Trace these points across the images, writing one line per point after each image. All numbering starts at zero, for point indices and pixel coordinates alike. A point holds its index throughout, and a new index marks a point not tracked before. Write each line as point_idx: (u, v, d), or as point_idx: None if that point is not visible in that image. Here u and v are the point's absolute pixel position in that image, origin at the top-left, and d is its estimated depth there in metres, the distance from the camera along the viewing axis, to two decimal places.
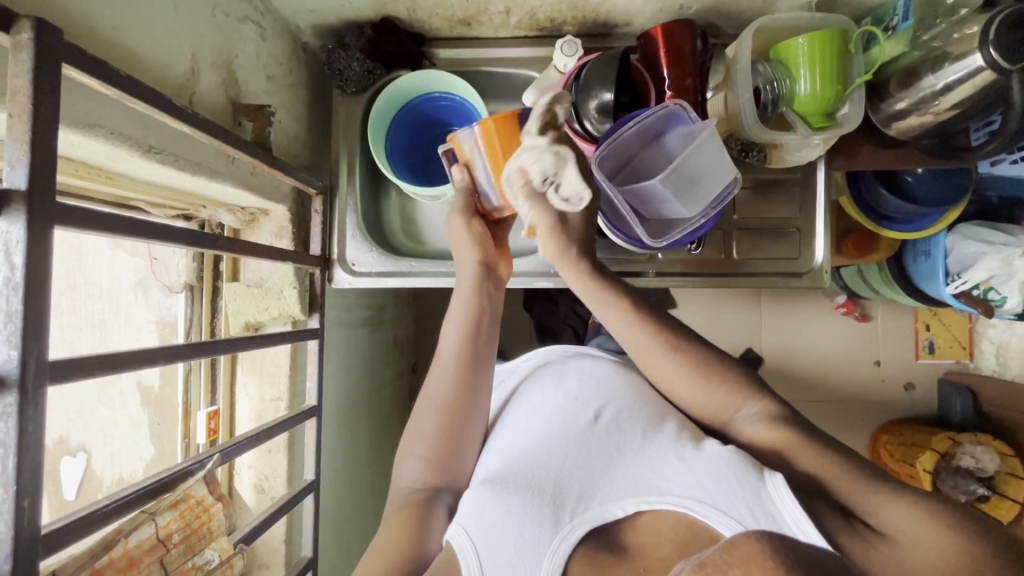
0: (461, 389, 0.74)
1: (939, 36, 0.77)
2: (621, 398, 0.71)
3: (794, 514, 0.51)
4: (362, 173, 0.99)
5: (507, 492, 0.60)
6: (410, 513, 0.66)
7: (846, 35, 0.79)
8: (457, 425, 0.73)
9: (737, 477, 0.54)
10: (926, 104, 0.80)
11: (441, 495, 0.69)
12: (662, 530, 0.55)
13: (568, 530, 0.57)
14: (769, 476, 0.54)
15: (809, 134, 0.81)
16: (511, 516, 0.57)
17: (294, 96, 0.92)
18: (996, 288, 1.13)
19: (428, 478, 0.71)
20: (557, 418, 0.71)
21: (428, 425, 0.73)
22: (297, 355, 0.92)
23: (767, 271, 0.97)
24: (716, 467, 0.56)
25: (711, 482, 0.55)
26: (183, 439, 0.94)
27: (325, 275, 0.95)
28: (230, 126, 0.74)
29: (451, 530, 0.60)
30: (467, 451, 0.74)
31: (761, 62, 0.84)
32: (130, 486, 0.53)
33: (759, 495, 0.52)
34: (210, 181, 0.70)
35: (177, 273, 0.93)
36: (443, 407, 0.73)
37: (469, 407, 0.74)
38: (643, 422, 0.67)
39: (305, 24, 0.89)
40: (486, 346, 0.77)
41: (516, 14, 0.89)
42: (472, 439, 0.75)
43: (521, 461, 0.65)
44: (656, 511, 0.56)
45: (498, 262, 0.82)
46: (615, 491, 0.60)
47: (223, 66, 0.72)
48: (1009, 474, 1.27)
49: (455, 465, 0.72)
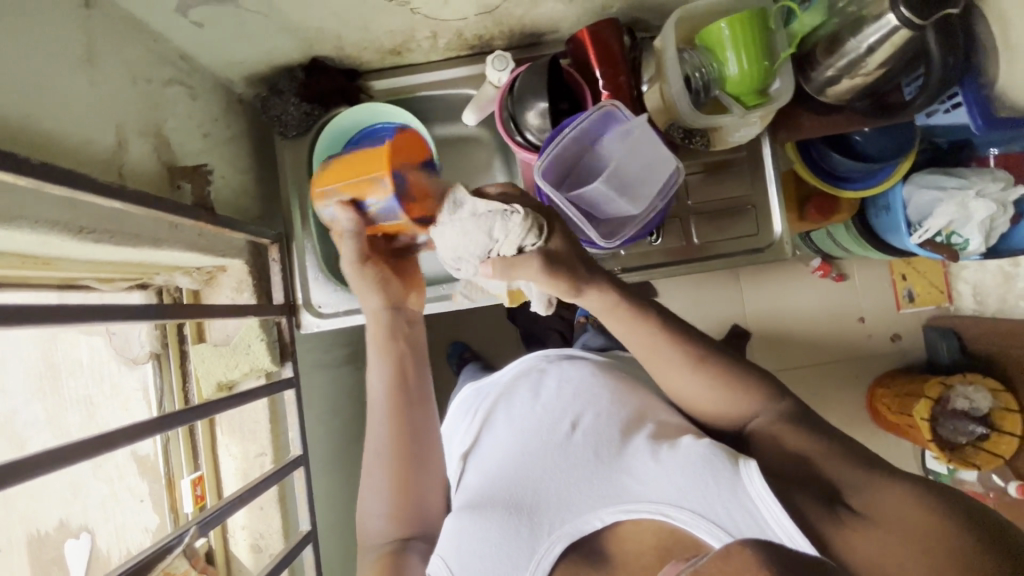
0: (402, 439, 0.75)
1: (855, 2, 0.79)
2: (601, 402, 0.70)
3: (767, 506, 0.54)
4: (316, 215, 0.98)
5: (486, 515, 0.63)
6: (381, 568, 0.67)
7: (764, 14, 0.81)
8: (411, 468, 0.74)
9: (714, 475, 0.57)
10: (855, 67, 0.81)
11: (410, 544, 0.70)
12: (645, 537, 0.58)
13: (546, 548, 0.59)
14: (745, 467, 0.56)
15: (774, 109, 0.83)
16: (490, 541, 0.61)
17: (235, 148, 0.91)
18: (957, 232, 1.17)
19: (390, 524, 0.72)
20: (535, 429, 0.70)
21: (380, 478, 0.74)
22: (276, 407, 0.91)
23: (729, 250, 0.98)
24: (690, 465, 0.58)
25: (686, 484, 0.57)
26: (171, 509, 0.91)
27: (292, 322, 0.94)
28: (168, 191, 0.72)
29: (434, 562, 0.63)
30: (428, 496, 0.74)
31: (688, 50, 0.84)
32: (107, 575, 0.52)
33: (735, 488, 0.55)
34: (154, 250, 0.69)
35: (140, 343, 0.89)
36: (391, 454, 0.74)
37: (417, 457, 0.74)
38: (622, 425, 0.67)
39: (236, 76, 0.89)
40: (416, 387, 0.78)
41: (443, 37, 0.90)
42: (428, 478, 0.75)
43: (495, 481, 0.67)
44: (636, 519, 0.59)
45: (407, 299, 0.81)
46: (590, 501, 0.61)
47: (152, 133, 0.71)
48: (1004, 409, 1.36)
49: (414, 508, 0.73)
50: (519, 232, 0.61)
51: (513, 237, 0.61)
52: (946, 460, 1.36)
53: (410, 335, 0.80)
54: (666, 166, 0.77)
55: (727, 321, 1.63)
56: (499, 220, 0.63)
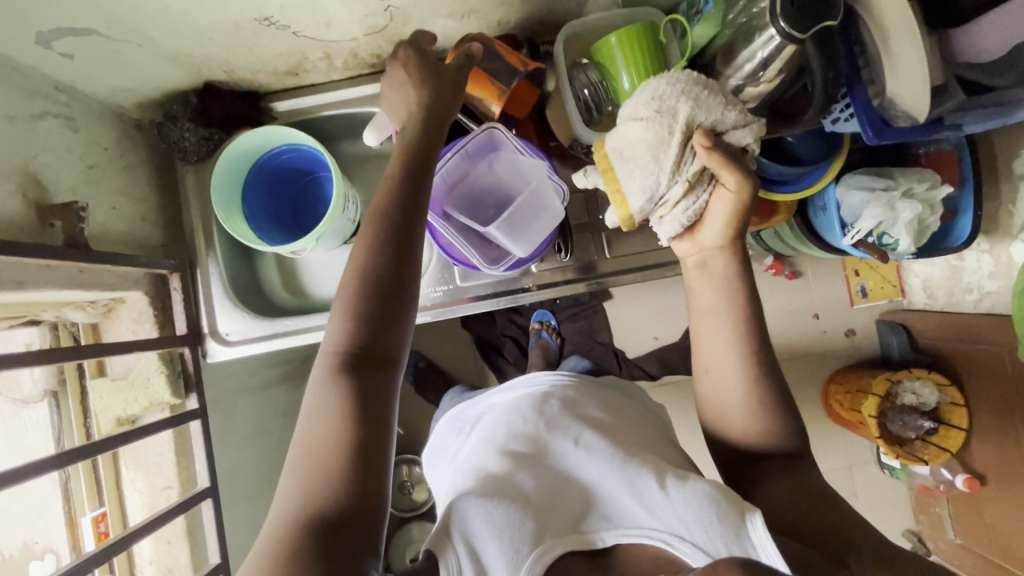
0: (388, 268, 0.61)
1: (743, 12, 0.78)
2: (597, 424, 0.74)
3: (770, 552, 0.55)
4: (223, 239, 0.97)
5: (492, 502, 0.63)
6: (340, 404, 0.57)
7: (652, 29, 0.80)
8: (387, 303, 0.60)
9: (716, 513, 0.59)
10: (755, 76, 0.80)
11: (378, 379, 0.59)
12: (642, 558, 0.61)
13: (550, 546, 0.61)
14: (751, 516, 0.58)
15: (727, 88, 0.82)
16: (499, 530, 0.61)
17: (130, 176, 0.89)
18: (887, 232, 1.18)
19: (358, 350, 0.59)
20: (540, 444, 0.73)
21: (349, 302, 0.60)
22: (183, 439, 0.90)
23: (642, 264, 0.96)
24: (695, 499, 0.61)
25: (691, 518, 0.59)
26: (72, 548, 0.89)
27: (197, 351, 0.92)
28: (38, 231, 0.71)
29: (436, 538, 0.62)
30: (399, 332, 0.61)
31: (581, 66, 0.83)
32: None
33: (739, 533, 0.57)
34: (19, 292, 0.68)
35: (33, 383, 0.85)
36: (367, 285, 0.60)
37: (401, 290, 0.61)
38: (620, 449, 0.70)
39: (126, 103, 0.87)
40: (414, 217, 0.63)
41: (338, 57, 0.88)
42: (409, 313, 0.62)
43: (504, 476, 0.68)
44: (638, 543, 0.62)
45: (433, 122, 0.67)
46: (598, 519, 0.64)
47: (15, 171, 0.69)
48: (951, 404, 1.35)
49: (388, 341, 0.60)
50: (741, 129, 0.66)
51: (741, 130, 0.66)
52: (894, 455, 1.36)
53: (420, 147, 0.66)
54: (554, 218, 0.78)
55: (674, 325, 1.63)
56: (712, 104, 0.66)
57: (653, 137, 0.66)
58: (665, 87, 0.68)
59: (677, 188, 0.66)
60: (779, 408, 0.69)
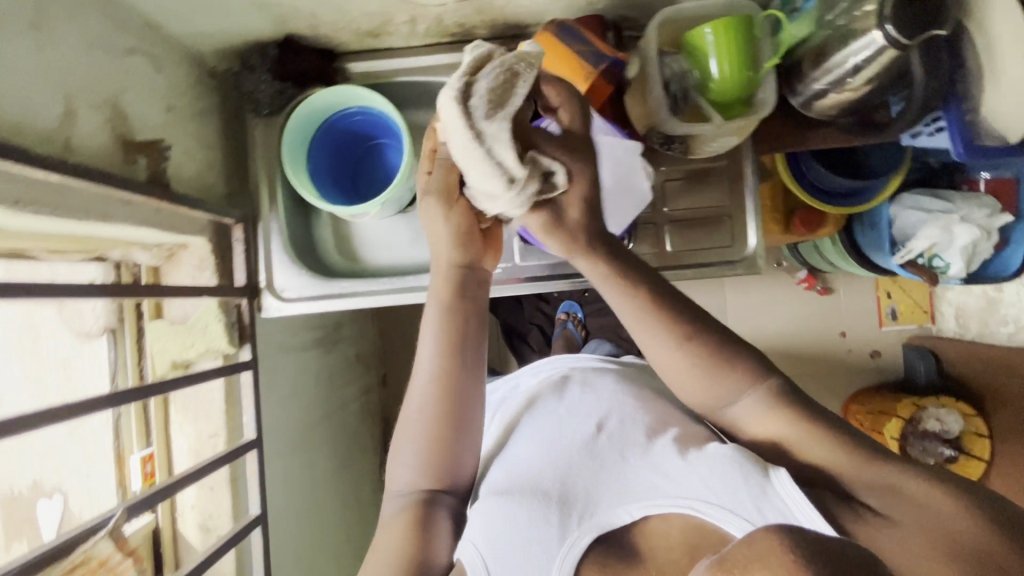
0: (448, 396, 0.66)
1: (843, 14, 0.76)
2: (621, 403, 0.71)
3: (799, 505, 0.53)
4: (286, 196, 0.96)
5: (516, 502, 0.62)
6: (410, 521, 0.64)
7: (751, 22, 0.79)
8: (449, 432, 0.66)
9: (745, 475, 0.56)
10: (842, 83, 0.79)
11: (441, 499, 0.66)
12: (671, 533, 0.58)
13: (576, 538, 0.59)
14: (775, 472, 0.55)
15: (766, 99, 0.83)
16: (518, 525, 0.60)
17: (202, 123, 0.89)
18: (939, 255, 1.19)
19: (425, 481, 0.66)
20: (557, 431, 0.69)
21: (417, 432, 0.67)
22: (232, 389, 0.90)
23: (703, 260, 0.96)
24: (716, 465, 0.58)
25: (717, 484, 0.57)
26: (118, 486, 0.86)
27: (253, 304, 0.93)
28: (124, 165, 0.71)
29: (461, 548, 0.62)
30: (461, 454, 0.67)
31: (670, 55, 0.83)
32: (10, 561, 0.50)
33: (765, 491, 0.54)
34: (103, 225, 0.68)
35: (94, 318, 0.85)
36: (432, 417, 0.66)
37: (462, 422, 0.67)
38: (645, 427, 0.67)
39: (206, 48, 0.86)
40: (473, 354, 0.68)
41: (422, 22, 0.87)
42: (471, 440, 0.68)
43: (522, 476, 0.66)
44: (664, 515, 0.59)
45: (484, 258, 0.70)
46: (620, 496, 0.61)
47: (108, 103, 0.69)
48: (975, 433, 1.35)
49: (448, 465, 0.67)
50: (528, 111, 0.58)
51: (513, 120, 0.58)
52: None
53: (479, 292, 0.70)
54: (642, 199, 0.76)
55: None
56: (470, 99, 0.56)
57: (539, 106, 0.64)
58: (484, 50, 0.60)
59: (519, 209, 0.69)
60: (735, 347, 0.62)
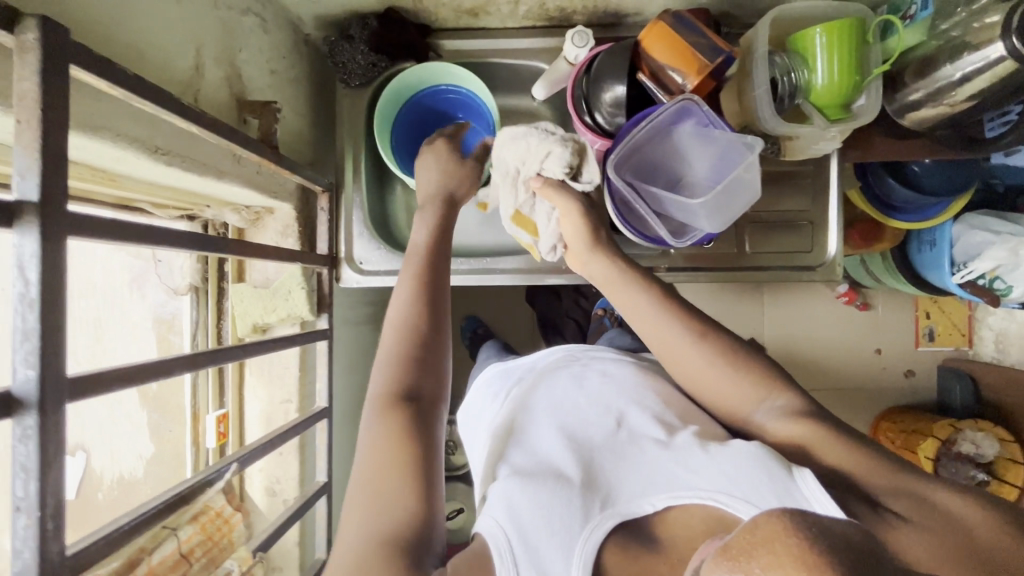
0: (416, 305, 0.65)
1: (958, 26, 0.76)
2: (644, 395, 0.70)
3: (824, 504, 0.50)
4: (368, 168, 0.96)
5: (536, 484, 0.58)
6: (386, 432, 0.55)
7: (864, 26, 0.78)
8: (414, 335, 0.63)
9: (767, 471, 0.53)
10: (942, 94, 0.79)
11: (418, 403, 0.58)
12: (692, 523, 0.54)
13: (599, 521, 0.55)
14: (799, 472, 0.53)
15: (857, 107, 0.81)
16: (543, 505, 0.56)
17: (296, 89, 0.89)
18: (1002, 277, 1.13)
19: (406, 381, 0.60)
20: (576, 423, 0.69)
21: (387, 349, 0.63)
22: (306, 357, 0.91)
23: (781, 263, 0.96)
24: (739, 459, 0.55)
25: (737, 475, 0.54)
26: (192, 442, 0.91)
27: (332, 275, 0.93)
28: (236, 124, 0.72)
29: (483, 522, 0.57)
30: (432, 365, 0.62)
31: (777, 53, 0.81)
32: (146, 504, 0.49)
33: (788, 487, 0.52)
34: (216, 182, 0.68)
35: (182, 274, 0.89)
36: (397, 328, 0.64)
37: (426, 315, 0.64)
38: (666, 421, 0.65)
39: (307, 14, 0.86)
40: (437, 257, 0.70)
41: (524, 4, 0.87)
42: (439, 343, 0.64)
43: (541, 459, 0.64)
44: (686, 506, 0.55)
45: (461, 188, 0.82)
46: (641, 486, 0.58)
47: (226, 61, 0.69)
48: (1010, 460, 1.32)
49: (432, 382, 0.61)
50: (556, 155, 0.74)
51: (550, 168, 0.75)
52: None
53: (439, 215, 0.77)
54: (750, 194, 0.72)
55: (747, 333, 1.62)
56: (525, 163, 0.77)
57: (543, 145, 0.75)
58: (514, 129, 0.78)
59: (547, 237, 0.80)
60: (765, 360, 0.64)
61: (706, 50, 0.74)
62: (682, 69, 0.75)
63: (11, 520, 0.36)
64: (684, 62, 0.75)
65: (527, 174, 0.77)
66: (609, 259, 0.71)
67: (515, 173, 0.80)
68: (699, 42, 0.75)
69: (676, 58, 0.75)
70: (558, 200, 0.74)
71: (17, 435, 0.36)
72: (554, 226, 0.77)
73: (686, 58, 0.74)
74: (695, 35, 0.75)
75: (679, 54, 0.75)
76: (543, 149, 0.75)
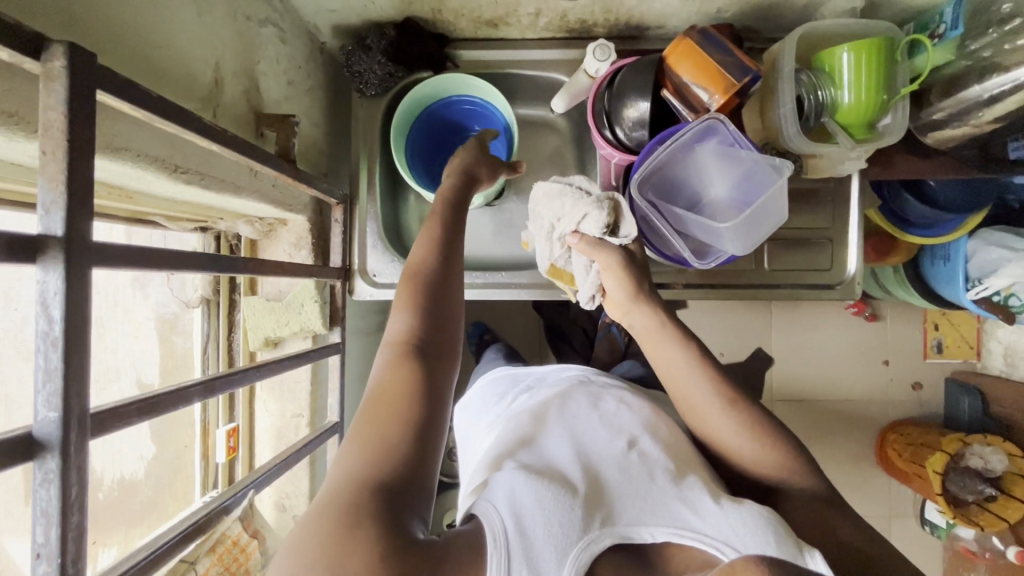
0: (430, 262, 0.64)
1: (989, 46, 0.74)
2: (656, 430, 0.68)
3: None
4: (382, 179, 0.95)
5: (541, 480, 0.55)
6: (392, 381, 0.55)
7: (893, 44, 0.76)
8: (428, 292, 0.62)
9: (775, 537, 0.53)
10: (968, 114, 0.79)
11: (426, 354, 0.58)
12: (687, 567, 0.54)
13: (597, 536, 0.53)
14: (810, 553, 0.52)
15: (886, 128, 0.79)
16: (546, 503, 0.53)
17: (312, 99, 0.88)
18: (1017, 293, 1.13)
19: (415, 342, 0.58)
20: (586, 438, 0.66)
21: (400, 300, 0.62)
22: (318, 371, 0.90)
23: (800, 282, 0.95)
24: (751, 518, 0.55)
25: (748, 534, 0.54)
26: (202, 457, 0.90)
27: (346, 287, 0.91)
28: (253, 138, 0.70)
29: (479, 504, 0.53)
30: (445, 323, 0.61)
31: (804, 71, 0.80)
32: (164, 533, 0.48)
33: (795, 559, 0.52)
34: (233, 197, 0.66)
35: (192, 287, 0.87)
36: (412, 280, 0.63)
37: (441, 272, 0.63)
38: (678, 459, 0.63)
39: (325, 24, 0.85)
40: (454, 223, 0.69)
41: (546, 16, 0.85)
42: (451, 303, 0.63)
43: (548, 463, 0.61)
44: (685, 547, 0.55)
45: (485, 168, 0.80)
46: (644, 509, 0.57)
47: (245, 74, 0.67)
48: (1017, 475, 1.29)
49: (441, 335, 0.60)
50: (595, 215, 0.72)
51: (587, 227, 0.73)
52: (950, 515, 1.32)
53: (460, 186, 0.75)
54: (775, 221, 0.70)
55: (757, 344, 1.61)
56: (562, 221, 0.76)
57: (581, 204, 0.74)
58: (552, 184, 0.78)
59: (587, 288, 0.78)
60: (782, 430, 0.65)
61: (733, 68, 0.73)
62: (707, 86, 0.73)
63: (32, 568, 0.35)
64: (710, 79, 0.73)
65: (562, 232, 0.77)
66: (654, 312, 0.72)
67: (552, 229, 0.80)
68: (725, 60, 0.73)
69: (701, 75, 0.73)
70: (596, 256, 0.73)
71: (38, 478, 0.35)
72: (594, 278, 0.76)
73: (712, 75, 0.73)
74: (721, 51, 0.73)
75: (706, 71, 0.73)
76: (577, 210, 0.73)
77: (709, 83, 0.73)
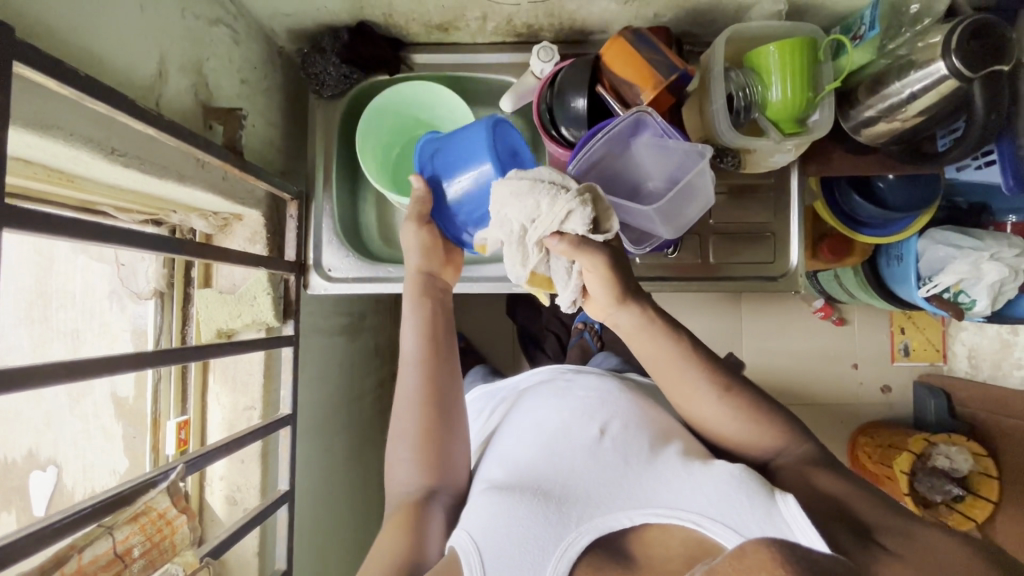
0: (427, 387, 0.72)
1: (905, 45, 0.79)
2: (626, 412, 0.69)
3: (803, 528, 0.50)
4: (339, 178, 0.97)
5: (515, 499, 0.58)
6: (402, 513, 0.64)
7: (816, 43, 0.81)
8: (437, 424, 0.71)
9: (748, 495, 0.53)
10: (894, 111, 0.81)
11: (436, 496, 0.67)
12: (671, 545, 0.54)
13: (573, 539, 0.55)
14: (781, 495, 0.53)
15: (813, 122, 0.83)
16: (518, 523, 0.55)
17: (268, 99, 0.91)
18: (966, 291, 1.14)
19: (422, 478, 0.69)
20: (561, 434, 0.67)
21: (409, 428, 0.71)
22: (272, 363, 0.91)
23: (746, 274, 0.98)
24: (724, 481, 0.55)
25: (720, 498, 0.54)
26: (153, 450, 0.90)
27: (300, 281, 0.93)
28: (200, 130, 0.73)
29: (455, 535, 0.57)
30: (455, 453, 0.71)
31: (734, 70, 0.84)
32: (76, 505, 0.49)
33: (770, 512, 0.52)
34: (179, 185, 0.69)
35: (146, 279, 0.89)
36: (418, 405, 0.71)
37: (444, 403, 0.72)
38: (649, 437, 0.64)
39: (280, 28, 0.88)
40: (446, 346, 0.76)
41: (493, 20, 0.89)
42: (456, 433, 0.72)
43: (525, 473, 0.63)
44: (664, 525, 0.55)
45: (443, 270, 0.82)
46: (618, 500, 0.57)
47: (192, 69, 0.70)
48: (982, 474, 1.32)
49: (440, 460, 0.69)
50: (578, 211, 0.61)
51: (571, 228, 0.61)
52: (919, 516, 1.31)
53: (442, 299, 0.80)
54: (703, 204, 0.76)
55: (724, 347, 1.63)
56: (535, 224, 0.63)
57: (557, 200, 0.61)
58: (518, 181, 0.65)
59: (568, 294, 0.66)
60: (770, 406, 0.64)
61: (661, 66, 0.78)
62: (637, 82, 0.79)
63: None
64: (639, 76, 0.78)
65: (538, 235, 0.63)
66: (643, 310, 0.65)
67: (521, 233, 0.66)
68: (654, 58, 0.78)
69: (631, 71, 0.79)
70: (579, 257, 0.62)
71: None
72: (577, 282, 0.65)
73: (642, 72, 0.78)
74: (652, 51, 0.79)
75: (636, 67, 0.78)
76: (556, 207, 0.61)
77: (637, 78, 0.78)
